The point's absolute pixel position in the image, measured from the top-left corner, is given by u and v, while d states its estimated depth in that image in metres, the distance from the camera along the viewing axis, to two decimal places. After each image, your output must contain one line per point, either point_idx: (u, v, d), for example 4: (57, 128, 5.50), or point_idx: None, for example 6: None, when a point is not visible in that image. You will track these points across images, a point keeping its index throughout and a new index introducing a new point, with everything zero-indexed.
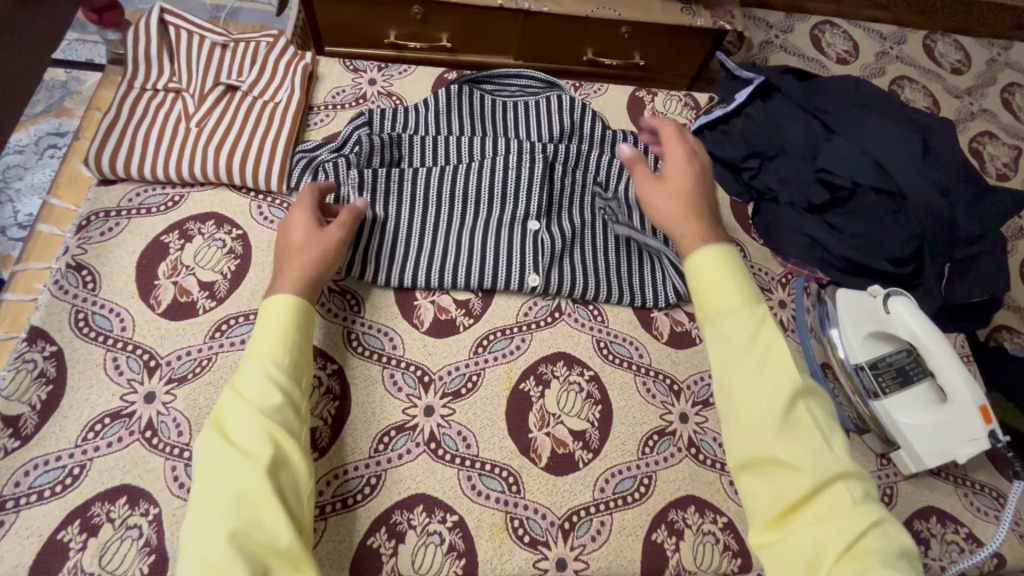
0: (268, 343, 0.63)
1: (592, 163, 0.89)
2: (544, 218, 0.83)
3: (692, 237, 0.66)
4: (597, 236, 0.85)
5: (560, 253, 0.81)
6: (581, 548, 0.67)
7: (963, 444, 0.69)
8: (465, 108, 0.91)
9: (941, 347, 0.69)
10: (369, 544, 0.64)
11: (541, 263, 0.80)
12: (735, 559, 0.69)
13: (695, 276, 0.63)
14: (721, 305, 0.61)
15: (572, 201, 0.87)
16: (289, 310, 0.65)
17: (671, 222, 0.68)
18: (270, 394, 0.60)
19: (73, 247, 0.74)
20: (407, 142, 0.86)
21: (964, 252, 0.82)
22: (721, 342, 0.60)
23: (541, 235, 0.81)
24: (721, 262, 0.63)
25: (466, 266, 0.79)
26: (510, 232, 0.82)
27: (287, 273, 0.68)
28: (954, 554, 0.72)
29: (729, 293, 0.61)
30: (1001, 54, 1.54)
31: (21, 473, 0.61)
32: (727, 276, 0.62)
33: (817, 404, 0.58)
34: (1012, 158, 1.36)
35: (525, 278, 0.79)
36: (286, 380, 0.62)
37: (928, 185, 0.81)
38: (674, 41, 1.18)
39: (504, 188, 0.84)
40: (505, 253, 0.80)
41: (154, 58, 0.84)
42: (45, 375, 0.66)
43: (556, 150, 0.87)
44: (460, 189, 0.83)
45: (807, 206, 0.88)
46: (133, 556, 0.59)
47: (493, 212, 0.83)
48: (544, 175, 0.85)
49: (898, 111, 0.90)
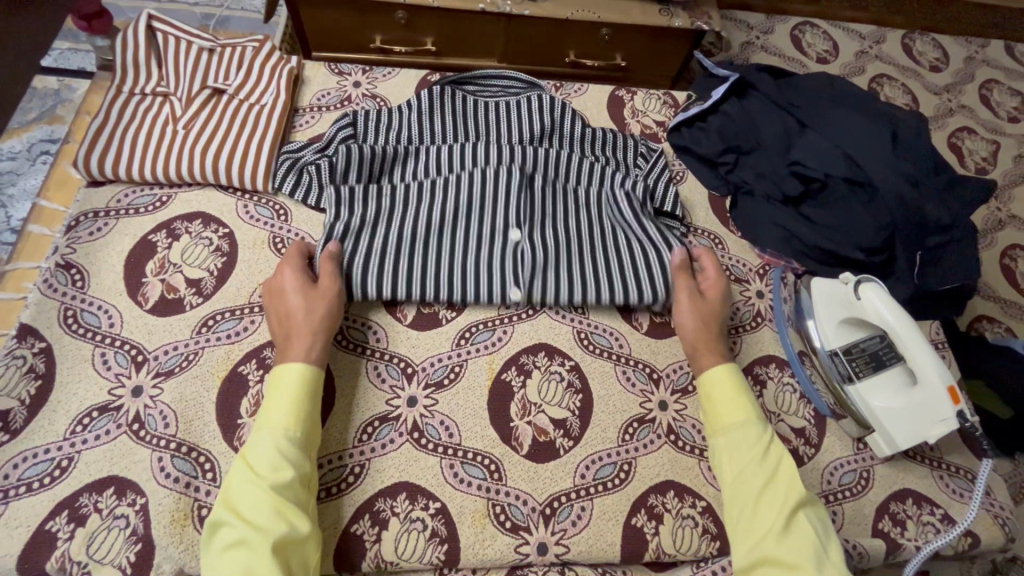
0: (281, 415, 0.64)
1: (574, 173, 0.91)
2: (525, 228, 0.83)
3: (710, 355, 0.76)
4: (581, 245, 0.84)
5: (542, 264, 0.81)
6: (563, 533, 0.69)
7: (935, 424, 0.69)
8: (447, 116, 0.93)
9: (910, 331, 0.70)
10: (353, 531, 0.66)
11: (522, 275, 0.80)
12: (714, 542, 0.70)
13: (708, 395, 0.74)
14: (736, 421, 0.71)
15: (554, 212, 0.87)
16: (301, 382, 0.66)
17: (692, 337, 0.77)
18: (279, 470, 0.60)
19: (63, 248, 0.76)
20: (387, 157, 0.87)
21: (936, 240, 0.83)
22: (733, 452, 0.70)
23: (522, 246, 0.82)
24: (733, 383, 0.73)
25: (445, 279, 0.78)
26: (491, 244, 0.82)
27: (296, 339, 0.69)
28: (930, 534, 0.74)
29: (740, 410, 0.71)
30: (979, 52, 1.57)
31: (11, 465, 0.63)
32: (737, 395, 0.72)
33: (815, 512, 0.65)
34: (991, 152, 1.38)
35: (506, 290, 0.79)
36: (296, 454, 0.62)
37: (898, 175, 0.83)
38: (654, 43, 1.21)
39: (485, 202, 0.84)
40: (485, 265, 0.80)
41: (142, 64, 0.87)
42: (35, 370, 0.68)
43: (537, 162, 0.89)
44: (439, 202, 0.84)
45: (782, 199, 0.90)
46: (120, 545, 0.60)
47: (473, 223, 0.83)
48: (523, 186, 0.86)
49: (870, 105, 0.93)
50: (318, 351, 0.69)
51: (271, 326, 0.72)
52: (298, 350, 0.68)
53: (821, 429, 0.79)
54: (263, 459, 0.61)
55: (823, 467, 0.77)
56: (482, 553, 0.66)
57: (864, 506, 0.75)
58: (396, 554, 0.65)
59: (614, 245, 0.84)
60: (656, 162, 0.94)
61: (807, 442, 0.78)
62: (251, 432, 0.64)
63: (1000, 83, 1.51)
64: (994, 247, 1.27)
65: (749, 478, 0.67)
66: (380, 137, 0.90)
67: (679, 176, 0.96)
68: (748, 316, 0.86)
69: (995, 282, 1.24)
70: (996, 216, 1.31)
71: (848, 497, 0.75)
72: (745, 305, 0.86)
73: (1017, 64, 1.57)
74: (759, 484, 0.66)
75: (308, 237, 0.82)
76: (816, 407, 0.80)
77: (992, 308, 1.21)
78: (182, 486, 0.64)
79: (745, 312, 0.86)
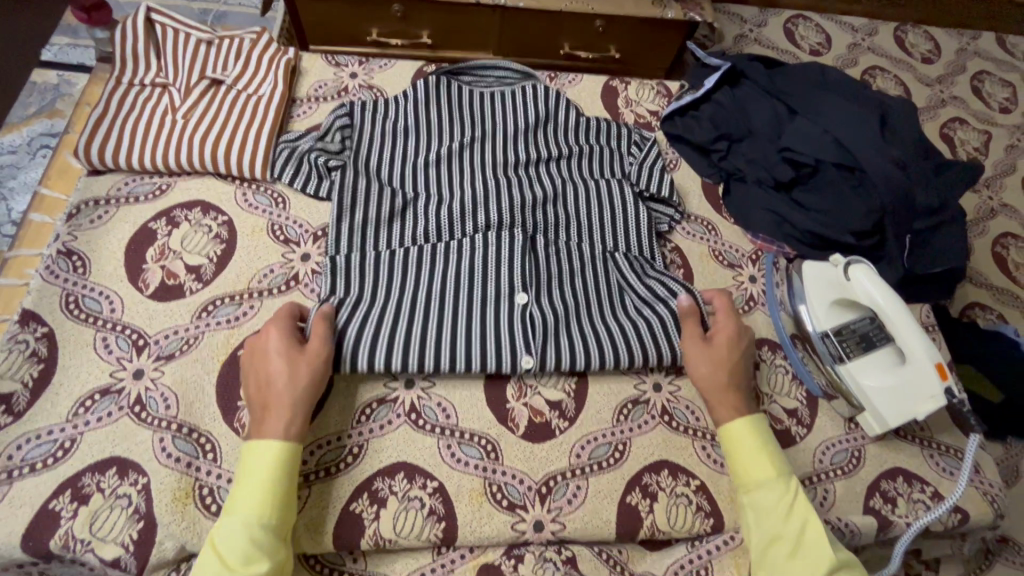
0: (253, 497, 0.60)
1: (580, 224, 0.86)
2: (531, 291, 0.78)
3: (725, 407, 0.72)
4: (591, 308, 0.79)
5: (553, 328, 0.75)
6: (558, 510, 0.70)
7: (924, 400, 0.70)
8: (441, 126, 0.91)
9: (901, 313, 0.71)
10: (352, 509, 0.67)
11: (534, 341, 0.74)
12: (707, 520, 0.71)
13: (734, 451, 0.70)
14: (759, 480, 0.67)
15: (562, 269, 0.81)
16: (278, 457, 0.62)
17: (711, 392, 0.72)
18: (252, 561, 0.56)
19: (64, 235, 0.77)
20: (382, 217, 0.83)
21: (924, 223, 0.85)
22: (757, 515, 0.67)
23: (530, 309, 0.76)
24: (756, 439, 0.69)
25: (448, 350, 0.72)
26: (497, 310, 0.76)
27: (276, 411, 0.64)
28: (920, 511, 0.75)
29: (764, 469, 0.68)
30: (970, 44, 1.58)
31: (15, 446, 0.64)
32: (761, 453, 0.69)
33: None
34: (982, 142, 1.39)
35: (516, 358, 0.73)
36: (270, 541, 0.59)
37: (885, 160, 0.85)
38: (648, 34, 1.23)
39: (489, 263, 0.79)
40: (493, 331, 0.74)
41: (141, 55, 0.88)
42: (37, 354, 0.69)
43: (541, 213, 0.85)
44: (440, 263, 0.79)
45: (773, 184, 0.92)
46: (122, 523, 0.61)
47: (476, 286, 0.77)
48: (527, 242, 0.81)
49: (859, 93, 0.94)
50: (296, 423, 0.64)
51: (248, 389, 0.67)
52: (275, 423, 0.63)
53: (813, 409, 0.80)
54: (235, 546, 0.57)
55: (815, 446, 0.78)
56: (479, 531, 0.68)
57: (855, 485, 0.76)
58: (394, 531, 0.66)
59: (624, 309, 0.79)
60: (649, 151, 0.94)
61: (799, 422, 0.79)
62: (222, 515, 0.60)
63: (992, 74, 1.53)
64: (986, 236, 1.28)
65: (778, 542, 0.64)
66: (375, 134, 0.89)
67: (673, 165, 0.97)
68: (741, 300, 0.87)
69: (986, 270, 1.25)
70: (988, 205, 1.32)
71: (839, 476, 0.76)
72: (738, 289, 0.88)
73: (1009, 56, 1.58)
74: (784, 552, 0.64)
75: (307, 224, 0.83)
76: (808, 388, 0.81)
77: (984, 295, 1.22)
78: (183, 465, 0.65)
79: (738, 297, 0.87)
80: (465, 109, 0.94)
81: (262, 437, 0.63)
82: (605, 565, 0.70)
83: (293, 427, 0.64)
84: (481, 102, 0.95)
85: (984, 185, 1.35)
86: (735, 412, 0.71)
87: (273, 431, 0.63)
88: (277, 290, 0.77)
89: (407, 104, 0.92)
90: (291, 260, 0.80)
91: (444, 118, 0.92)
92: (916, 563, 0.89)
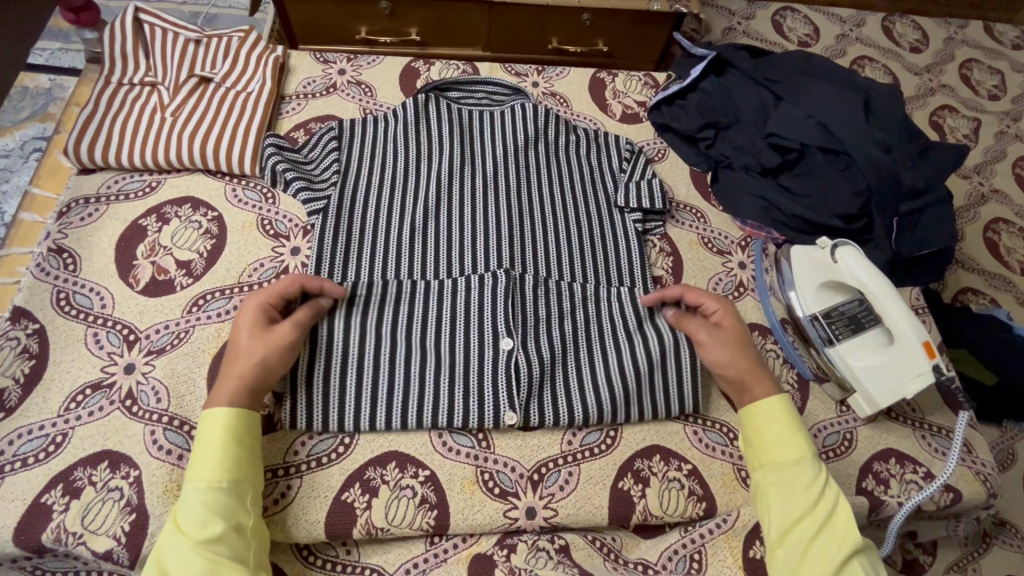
0: (202, 468, 0.59)
1: (570, 258, 0.83)
2: (517, 334, 0.75)
3: (762, 382, 0.70)
4: (580, 354, 0.76)
5: (539, 379, 0.73)
6: (550, 497, 0.70)
7: (910, 379, 0.71)
8: (431, 150, 0.90)
9: (885, 289, 0.72)
10: (344, 499, 0.67)
11: (518, 395, 0.72)
12: (700, 504, 0.71)
13: (763, 425, 0.68)
14: (789, 455, 0.66)
15: (551, 309, 0.78)
16: (222, 433, 0.61)
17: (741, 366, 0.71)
18: (206, 525, 0.55)
19: (55, 233, 0.78)
20: (365, 252, 0.79)
21: (910, 205, 0.85)
22: (782, 489, 0.65)
23: (516, 357, 0.73)
24: (783, 413, 0.68)
25: (432, 407, 0.70)
26: (481, 359, 0.73)
27: (226, 379, 0.64)
28: (913, 492, 0.75)
29: (787, 446, 0.66)
30: (959, 32, 1.57)
31: (6, 442, 0.64)
32: (787, 430, 0.67)
33: (869, 559, 0.61)
34: (972, 130, 1.39)
35: (500, 415, 0.71)
36: (226, 502, 0.58)
37: (868, 142, 0.86)
38: (634, 27, 1.23)
39: (473, 307, 0.76)
40: (476, 385, 0.71)
41: (130, 55, 0.88)
42: (28, 351, 0.69)
43: (529, 251, 0.82)
44: (421, 309, 0.76)
45: (760, 170, 0.93)
46: (114, 516, 0.61)
47: (461, 332, 0.75)
48: (513, 279, 0.77)
49: (841, 81, 0.95)
50: (241, 396, 0.63)
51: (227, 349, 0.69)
52: (220, 388, 0.63)
53: (805, 393, 0.80)
54: (189, 515, 0.56)
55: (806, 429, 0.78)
56: (471, 518, 0.68)
57: (847, 467, 0.76)
58: (385, 520, 0.66)
59: (618, 354, 0.76)
60: (639, 161, 0.92)
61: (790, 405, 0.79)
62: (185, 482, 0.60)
63: (980, 62, 1.52)
64: (977, 222, 1.29)
65: (799, 523, 0.62)
66: (365, 157, 0.87)
67: (661, 155, 0.98)
68: (730, 287, 0.87)
69: (978, 255, 1.25)
70: (979, 191, 1.32)
71: (832, 458, 0.76)
72: (727, 275, 0.88)
73: (998, 44, 1.58)
74: (810, 529, 0.62)
75: (297, 218, 0.84)
76: (799, 372, 0.81)
77: (977, 280, 1.22)
78: (174, 458, 0.65)
79: (728, 283, 0.87)
80: (454, 138, 0.91)
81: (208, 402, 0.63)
82: (599, 552, 0.69)
83: (233, 394, 0.63)
84: (472, 133, 0.92)
85: (974, 172, 1.35)
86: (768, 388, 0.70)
87: (217, 396, 0.63)
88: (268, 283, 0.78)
89: (400, 130, 0.90)
90: (281, 254, 0.80)
91: (434, 149, 0.90)
92: (913, 547, 0.91)
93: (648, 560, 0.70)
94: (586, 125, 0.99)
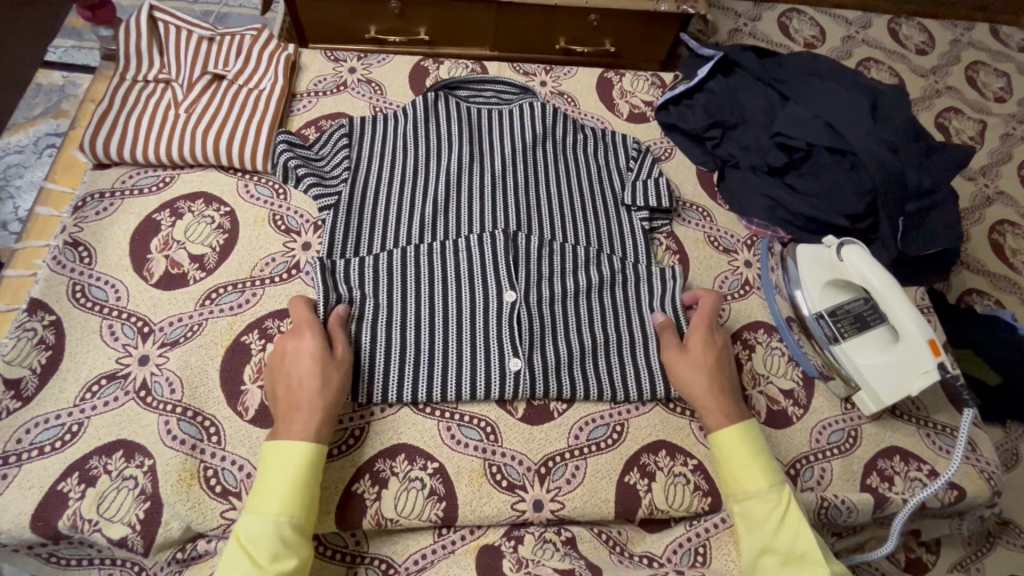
0: (275, 501, 0.60)
1: (573, 229, 0.85)
2: (520, 287, 0.78)
3: (714, 413, 0.70)
4: (580, 319, 0.78)
5: (541, 333, 0.76)
6: (557, 490, 0.70)
7: (916, 376, 0.71)
8: (440, 143, 0.91)
9: (891, 289, 0.72)
10: (354, 490, 0.68)
11: (521, 344, 0.74)
12: (706, 499, 0.72)
13: (724, 457, 0.69)
14: (748, 490, 0.66)
15: (554, 270, 0.80)
16: (299, 471, 0.61)
17: (697, 396, 0.71)
18: (280, 559, 0.57)
19: (71, 227, 0.79)
20: (371, 219, 0.82)
21: (916, 204, 0.86)
22: (746, 524, 0.66)
23: (519, 308, 0.76)
24: (746, 443, 0.68)
25: (441, 362, 0.73)
26: (485, 310, 0.76)
27: (302, 413, 0.64)
28: (917, 489, 0.75)
29: (755, 477, 0.66)
30: (965, 35, 1.58)
31: (23, 430, 0.65)
32: (751, 460, 0.67)
33: None
34: (977, 132, 1.40)
35: (505, 361, 0.73)
36: (297, 538, 0.59)
37: (875, 142, 0.87)
38: (641, 28, 1.24)
39: (476, 264, 0.78)
40: (481, 338, 0.74)
41: (145, 53, 0.90)
42: (45, 341, 0.71)
43: (533, 218, 0.85)
44: (426, 268, 0.77)
45: (767, 170, 0.93)
46: (129, 503, 0.63)
47: (465, 288, 0.77)
48: (512, 239, 0.80)
49: (847, 82, 0.96)
50: (323, 427, 0.64)
51: (275, 388, 0.67)
52: (302, 425, 0.63)
53: (809, 390, 0.81)
54: (262, 546, 0.57)
55: (811, 427, 0.78)
56: (479, 510, 0.68)
57: (852, 463, 0.76)
58: (395, 511, 0.67)
59: (617, 352, 0.77)
60: (646, 159, 0.92)
61: (795, 403, 0.79)
62: (249, 504, 0.60)
63: (986, 64, 1.53)
64: (982, 224, 1.29)
65: (769, 552, 0.63)
66: (374, 140, 0.89)
67: (668, 154, 0.99)
68: (736, 285, 0.88)
69: (984, 257, 1.25)
70: (984, 192, 1.33)
71: (837, 455, 0.77)
72: (733, 274, 0.89)
73: (1004, 47, 1.58)
74: (779, 560, 0.62)
75: (307, 213, 0.85)
76: (804, 370, 0.82)
77: (981, 282, 1.23)
78: (188, 448, 0.66)
79: (734, 281, 0.88)
80: (462, 129, 0.92)
81: (286, 438, 0.63)
82: (604, 545, 0.70)
83: (318, 427, 0.64)
84: (480, 130, 0.94)
85: (980, 173, 1.35)
86: (728, 417, 0.70)
87: (299, 434, 0.63)
88: (279, 277, 0.79)
89: (409, 127, 0.91)
90: (292, 249, 0.81)
91: (443, 138, 0.91)
92: (917, 546, 0.92)
93: (653, 553, 0.71)
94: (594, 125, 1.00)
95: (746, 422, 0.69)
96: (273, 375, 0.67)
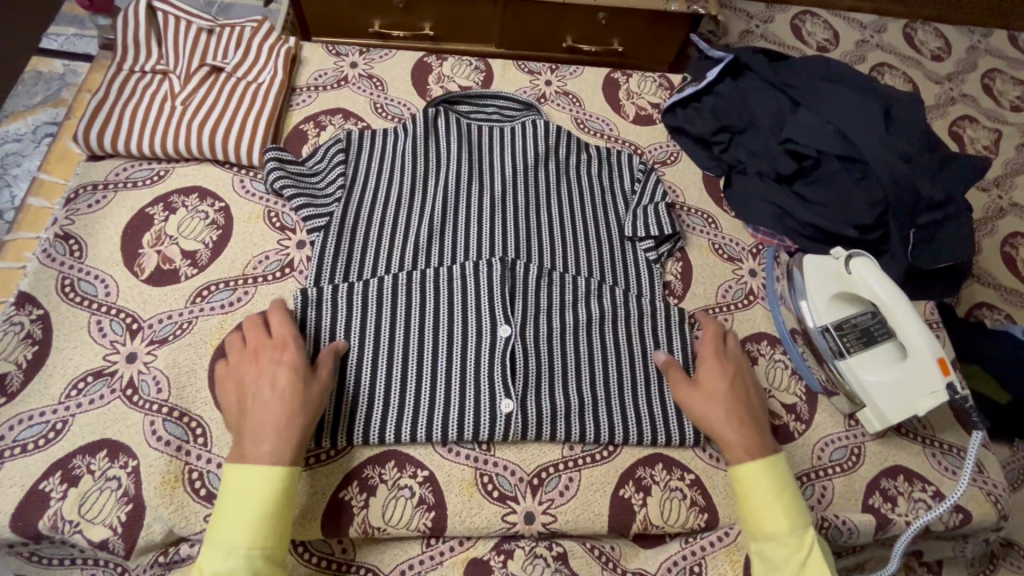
0: (237, 535, 0.56)
1: (572, 256, 0.82)
2: (515, 321, 0.74)
3: (733, 447, 0.66)
4: (577, 361, 0.74)
5: (536, 374, 0.72)
6: (550, 502, 0.69)
7: (925, 396, 0.68)
8: (441, 162, 0.88)
9: (898, 301, 0.69)
10: (341, 496, 0.66)
11: (515, 385, 0.71)
12: (702, 515, 0.70)
13: (746, 495, 0.65)
14: (769, 530, 0.63)
15: (552, 303, 0.77)
16: (266, 500, 0.58)
17: (716, 429, 0.67)
18: None
19: (62, 219, 0.78)
20: (360, 245, 0.79)
21: (929, 217, 0.84)
22: (763, 563, 0.63)
23: (512, 344, 0.72)
24: (772, 484, 0.64)
25: (428, 402, 0.69)
26: (478, 345, 0.72)
27: (270, 431, 0.60)
28: (920, 511, 0.73)
29: (779, 518, 0.63)
30: (982, 41, 1.54)
31: (6, 427, 0.64)
32: (774, 498, 0.64)
33: None
34: (992, 141, 1.36)
35: (496, 404, 0.69)
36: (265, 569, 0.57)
37: (887, 151, 0.84)
38: (651, 28, 1.22)
39: (471, 296, 0.75)
40: (472, 378, 0.71)
41: (142, 42, 0.88)
42: (32, 336, 0.69)
43: (531, 247, 0.82)
44: (417, 297, 0.74)
45: (775, 177, 0.91)
46: (112, 504, 0.61)
47: (458, 321, 0.74)
48: (508, 268, 0.76)
49: (861, 88, 0.93)
50: (296, 448, 0.61)
51: (242, 403, 0.63)
52: (272, 444, 0.60)
53: (812, 405, 0.79)
54: None
55: (813, 443, 0.76)
56: (469, 521, 0.67)
57: (854, 482, 0.74)
58: (383, 519, 0.66)
59: (619, 398, 0.73)
60: (652, 178, 0.90)
61: (797, 418, 0.77)
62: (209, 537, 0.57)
63: (1003, 72, 1.49)
64: (994, 236, 1.26)
65: None
66: (369, 157, 0.87)
67: (673, 158, 0.97)
68: (740, 295, 0.86)
69: (995, 270, 1.23)
70: (997, 204, 1.30)
71: (839, 473, 0.75)
72: (738, 283, 0.86)
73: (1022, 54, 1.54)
74: None
75: None
76: (807, 384, 0.80)
77: (992, 296, 1.20)
78: (173, 449, 0.65)
79: (738, 291, 0.86)
80: (462, 148, 0.90)
81: (251, 459, 0.59)
82: (596, 560, 0.69)
83: (289, 448, 0.60)
84: (482, 148, 0.91)
85: (993, 184, 1.32)
86: (747, 451, 0.66)
87: (269, 453, 0.59)
88: (272, 276, 0.77)
89: (408, 144, 0.88)
90: (286, 247, 0.80)
91: (442, 158, 0.89)
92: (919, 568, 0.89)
93: (646, 570, 0.69)
94: (601, 128, 0.98)
95: (771, 456, 0.66)
96: (241, 390, 0.64)
